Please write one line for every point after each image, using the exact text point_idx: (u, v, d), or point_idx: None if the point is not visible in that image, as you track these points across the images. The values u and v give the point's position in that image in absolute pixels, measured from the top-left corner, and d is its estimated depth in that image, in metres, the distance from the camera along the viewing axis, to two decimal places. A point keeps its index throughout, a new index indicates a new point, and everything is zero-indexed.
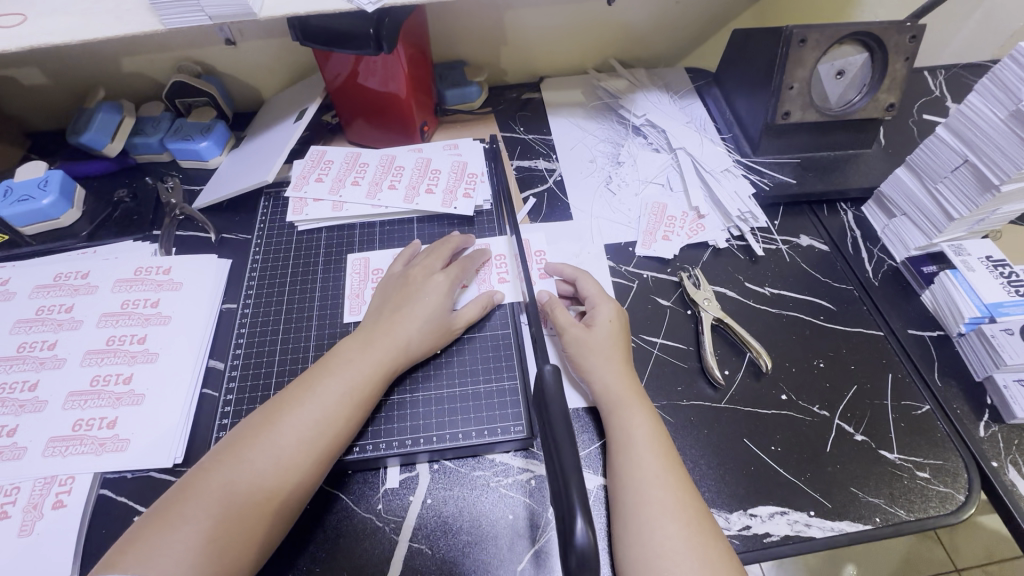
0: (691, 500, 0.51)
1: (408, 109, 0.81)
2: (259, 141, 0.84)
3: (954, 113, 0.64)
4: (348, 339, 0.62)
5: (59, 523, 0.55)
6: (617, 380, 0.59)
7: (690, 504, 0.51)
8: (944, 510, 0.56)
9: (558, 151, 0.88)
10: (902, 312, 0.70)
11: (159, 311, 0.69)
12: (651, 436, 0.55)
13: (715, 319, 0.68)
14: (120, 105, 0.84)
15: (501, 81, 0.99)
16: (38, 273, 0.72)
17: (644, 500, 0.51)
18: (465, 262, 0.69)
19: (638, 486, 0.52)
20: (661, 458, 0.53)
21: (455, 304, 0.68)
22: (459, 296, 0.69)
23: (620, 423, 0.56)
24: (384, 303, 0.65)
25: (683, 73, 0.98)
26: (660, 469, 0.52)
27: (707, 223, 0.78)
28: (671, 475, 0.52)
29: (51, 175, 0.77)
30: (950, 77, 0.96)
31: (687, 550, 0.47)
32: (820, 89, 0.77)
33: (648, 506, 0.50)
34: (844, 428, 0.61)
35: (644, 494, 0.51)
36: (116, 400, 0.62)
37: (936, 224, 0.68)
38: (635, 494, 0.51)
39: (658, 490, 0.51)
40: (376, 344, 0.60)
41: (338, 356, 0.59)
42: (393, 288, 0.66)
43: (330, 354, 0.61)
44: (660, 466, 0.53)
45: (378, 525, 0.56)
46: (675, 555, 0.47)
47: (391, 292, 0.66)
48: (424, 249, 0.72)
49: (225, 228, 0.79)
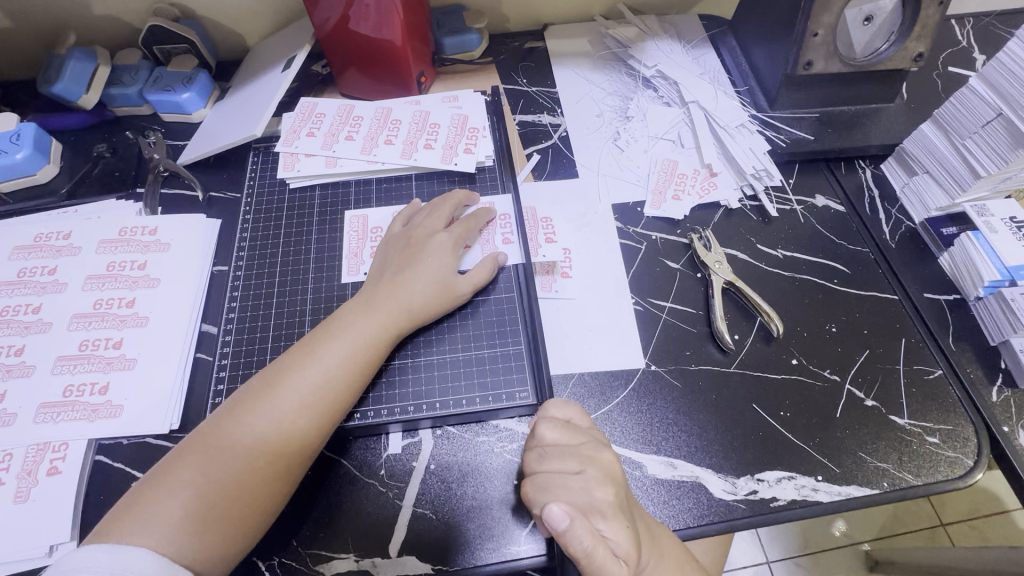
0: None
1: (404, 58, 0.75)
2: (246, 91, 0.79)
3: (990, 63, 0.60)
4: (349, 302, 0.60)
5: (54, 489, 0.53)
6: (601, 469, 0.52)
7: None
8: (952, 474, 0.56)
9: (563, 105, 0.83)
10: (918, 275, 0.68)
11: (148, 273, 0.66)
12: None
13: (726, 283, 0.66)
14: (94, 52, 0.78)
15: (502, 29, 0.93)
16: (17, 233, 0.68)
17: None
18: (469, 222, 0.66)
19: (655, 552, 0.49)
20: None
21: (461, 266, 0.65)
22: (464, 257, 0.66)
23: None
24: (386, 264, 0.62)
25: (696, 20, 0.92)
26: None
27: (720, 182, 0.74)
28: None
29: (24, 128, 0.73)
30: (979, 27, 0.90)
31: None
32: (846, 37, 0.72)
33: None
34: (855, 393, 0.60)
35: None
36: (107, 365, 0.60)
37: (960, 183, 0.65)
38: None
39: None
40: (378, 307, 0.57)
41: (339, 319, 0.57)
42: (395, 249, 0.63)
43: (331, 316, 0.58)
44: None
45: (381, 490, 0.55)
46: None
47: (393, 252, 0.63)
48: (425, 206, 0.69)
49: (213, 186, 0.75)
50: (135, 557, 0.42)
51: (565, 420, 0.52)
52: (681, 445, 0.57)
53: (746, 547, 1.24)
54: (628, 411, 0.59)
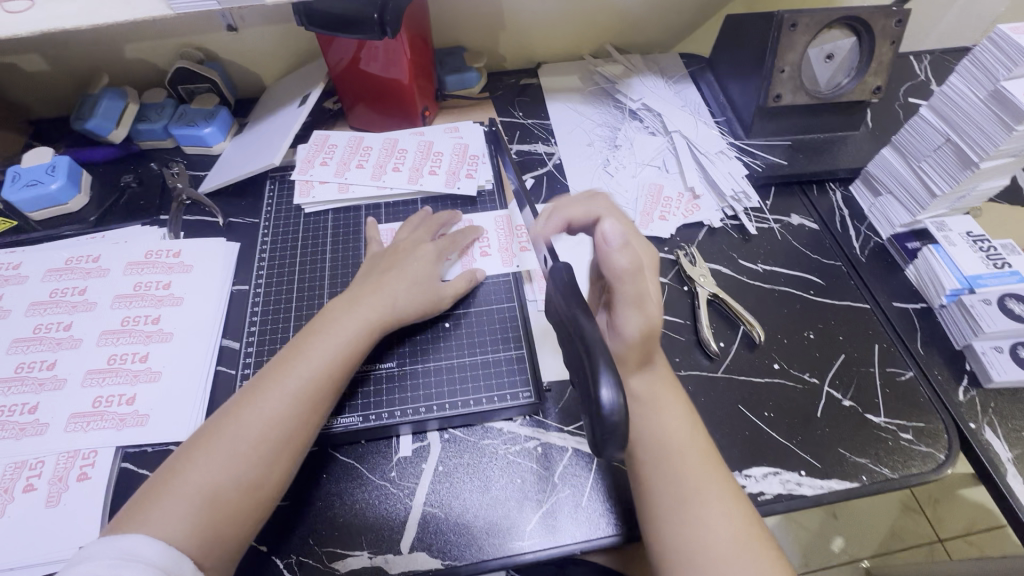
0: (705, 448, 0.54)
1: (410, 94, 0.82)
2: (263, 125, 0.85)
3: (937, 94, 0.67)
4: (334, 301, 0.64)
5: (85, 494, 0.57)
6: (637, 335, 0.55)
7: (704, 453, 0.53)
8: (926, 467, 0.60)
9: (556, 135, 0.90)
10: (887, 285, 0.73)
11: (172, 292, 0.71)
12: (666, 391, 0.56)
13: (710, 295, 0.72)
14: (124, 91, 0.85)
15: (499, 68, 1.01)
16: (50, 257, 0.73)
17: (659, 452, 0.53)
18: (456, 237, 0.72)
19: (661, 473, 0.52)
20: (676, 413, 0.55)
21: (443, 276, 0.70)
22: (446, 270, 0.71)
23: (640, 383, 0.56)
24: (372, 270, 0.67)
25: (677, 58, 1.01)
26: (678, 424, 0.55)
27: (702, 203, 0.81)
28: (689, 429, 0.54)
29: (58, 160, 0.78)
30: (935, 63, 0.99)
31: (693, 493, 0.51)
32: (810, 72, 0.80)
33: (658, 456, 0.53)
34: (834, 394, 0.65)
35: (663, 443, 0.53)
36: (134, 377, 0.64)
37: (919, 201, 0.72)
38: (653, 445, 0.54)
39: (666, 443, 0.53)
40: (361, 306, 0.62)
41: (324, 318, 0.61)
42: (379, 260, 0.68)
43: (318, 315, 0.63)
44: (679, 421, 0.55)
45: (392, 490, 0.59)
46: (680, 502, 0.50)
47: (379, 262, 0.68)
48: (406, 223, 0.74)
49: (232, 212, 0.81)
50: (142, 544, 0.46)
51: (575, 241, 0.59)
52: None
53: None
54: None
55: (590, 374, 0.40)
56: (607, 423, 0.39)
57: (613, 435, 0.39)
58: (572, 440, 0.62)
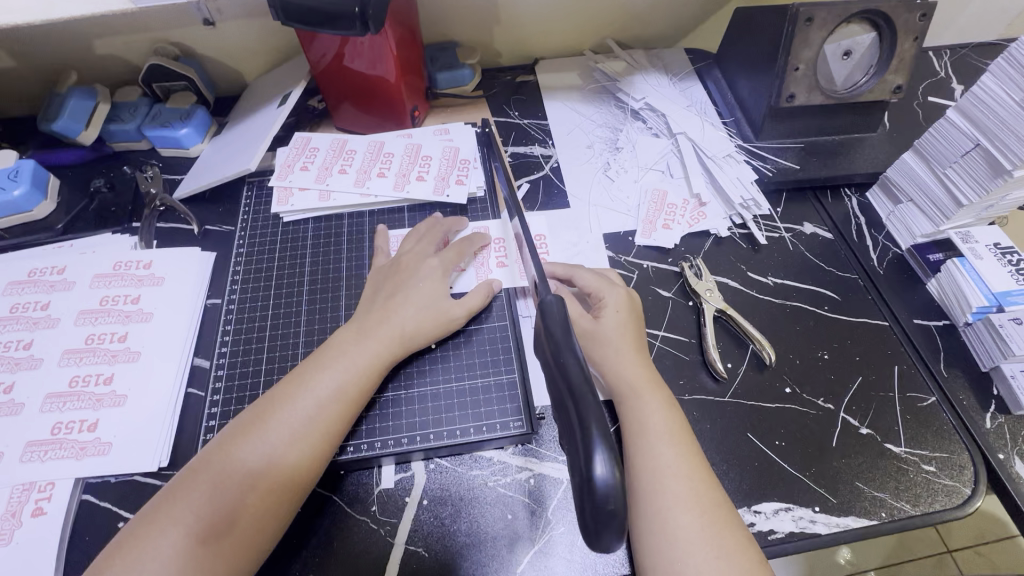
0: (711, 488, 0.49)
1: (397, 93, 0.77)
2: (245, 126, 0.80)
3: (966, 95, 0.62)
4: (342, 329, 0.60)
5: (39, 531, 0.52)
6: (630, 368, 0.55)
7: (706, 492, 0.49)
8: (950, 504, 0.55)
9: (553, 136, 0.85)
10: (907, 301, 0.68)
11: (141, 307, 0.66)
12: (662, 424, 0.52)
13: (717, 311, 0.67)
14: (94, 90, 0.80)
15: (494, 64, 0.96)
16: (11, 269, 0.69)
17: (660, 491, 0.48)
18: (463, 245, 0.67)
19: (658, 516, 0.47)
20: (676, 447, 0.51)
21: (454, 289, 0.66)
22: (457, 280, 0.67)
23: (633, 414, 0.53)
24: (376, 291, 0.63)
25: (682, 54, 0.95)
26: (678, 459, 0.50)
27: (709, 211, 0.75)
28: (691, 464, 0.50)
29: (22, 164, 0.74)
30: (956, 59, 0.93)
31: (697, 540, 0.46)
32: (825, 71, 0.74)
33: (658, 496, 0.48)
34: (850, 421, 0.60)
35: (664, 482, 0.49)
36: (97, 402, 0.59)
37: (943, 210, 0.66)
38: (653, 485, 0.49)
39: (666, 481, 0.49)
40: (371, 335, 0.58)
41: (332, 347, 0.57)
42: (382, 278, 0.64)
43: (324, 345, 0.58)
44: (685, 461, 0.50)
45: (374, 527, 0.54)
46: (680, 547, 0.46)
47: (383, 279, 0.64)
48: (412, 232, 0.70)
49: (209, 220, 0.76)
50: None
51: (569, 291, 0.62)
52: None
53: None
54: None
55: (582, 446, 0.35)
56: (602, 508, 0.34)
57: (609, 522, 0.34)
58: (567, 471, 0.57)
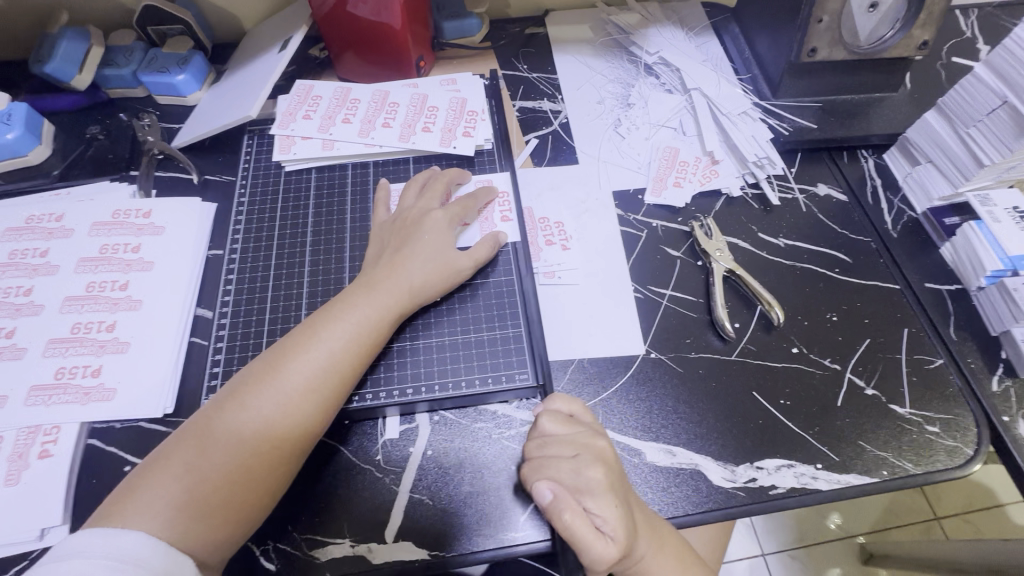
0: None
1: (403, 42, 0.74)
2: (242, 72, 0.78)
3: (996, 51, 0.60)
4: (351, 285, 0.59)
5: (46, 473, 0.53)
6: None
7: None
8: (952, 463, 0.55)
9: (563, 91, 0.82)
10: (920, 265, 0.67)
11: (141, 256, 0.65)
12: None
13: (726, 271, 0.66)
14: (87, 32, 0.77)
15: (502, 14, 0.92)
16: (8, 214, 0.67)
17: None
18: (467, 201, 0.65)
19: None
20: None
21: (458, 243, 0.65)
22: (462, 235, 0.66)
23: None
24: (382, 249, 0.61)
25: (699, 7, 0.91)
26: None
27: (721, 169, 0.74)
28: None
29: (15, 107, 0.71)
30: (983, 17, 0.90)
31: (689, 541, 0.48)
32: (851, 24, 0.71)
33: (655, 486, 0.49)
34: (856, 382, 0.60)
35: None
36: (100, 348, 0.59)
37: (963, 171, 0.64)
38: None
39: None
40: (376, 288, 0.57)
41: (339, 301, 0.56)
42: (388, 232, 0.63)
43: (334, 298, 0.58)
44: None
45: (378, 475, 0.55)
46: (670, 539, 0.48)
47: (386, 235, 0.62)
48: (422, 175, 0.68)
49: (208, 169, 0.74)
50: (127, 540, 0.42)
51: (567, 413, 0.53)
52: (681, 432, 0.57)
53: (741, 540, 1.23)
54: (628, 398, 0.59)
55: None
56: None
57: None
58: None
